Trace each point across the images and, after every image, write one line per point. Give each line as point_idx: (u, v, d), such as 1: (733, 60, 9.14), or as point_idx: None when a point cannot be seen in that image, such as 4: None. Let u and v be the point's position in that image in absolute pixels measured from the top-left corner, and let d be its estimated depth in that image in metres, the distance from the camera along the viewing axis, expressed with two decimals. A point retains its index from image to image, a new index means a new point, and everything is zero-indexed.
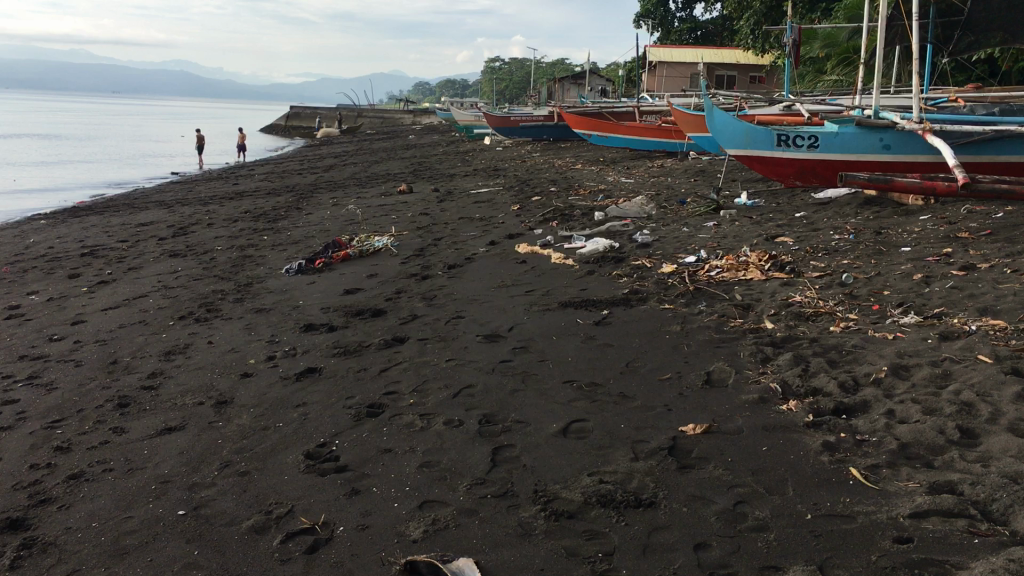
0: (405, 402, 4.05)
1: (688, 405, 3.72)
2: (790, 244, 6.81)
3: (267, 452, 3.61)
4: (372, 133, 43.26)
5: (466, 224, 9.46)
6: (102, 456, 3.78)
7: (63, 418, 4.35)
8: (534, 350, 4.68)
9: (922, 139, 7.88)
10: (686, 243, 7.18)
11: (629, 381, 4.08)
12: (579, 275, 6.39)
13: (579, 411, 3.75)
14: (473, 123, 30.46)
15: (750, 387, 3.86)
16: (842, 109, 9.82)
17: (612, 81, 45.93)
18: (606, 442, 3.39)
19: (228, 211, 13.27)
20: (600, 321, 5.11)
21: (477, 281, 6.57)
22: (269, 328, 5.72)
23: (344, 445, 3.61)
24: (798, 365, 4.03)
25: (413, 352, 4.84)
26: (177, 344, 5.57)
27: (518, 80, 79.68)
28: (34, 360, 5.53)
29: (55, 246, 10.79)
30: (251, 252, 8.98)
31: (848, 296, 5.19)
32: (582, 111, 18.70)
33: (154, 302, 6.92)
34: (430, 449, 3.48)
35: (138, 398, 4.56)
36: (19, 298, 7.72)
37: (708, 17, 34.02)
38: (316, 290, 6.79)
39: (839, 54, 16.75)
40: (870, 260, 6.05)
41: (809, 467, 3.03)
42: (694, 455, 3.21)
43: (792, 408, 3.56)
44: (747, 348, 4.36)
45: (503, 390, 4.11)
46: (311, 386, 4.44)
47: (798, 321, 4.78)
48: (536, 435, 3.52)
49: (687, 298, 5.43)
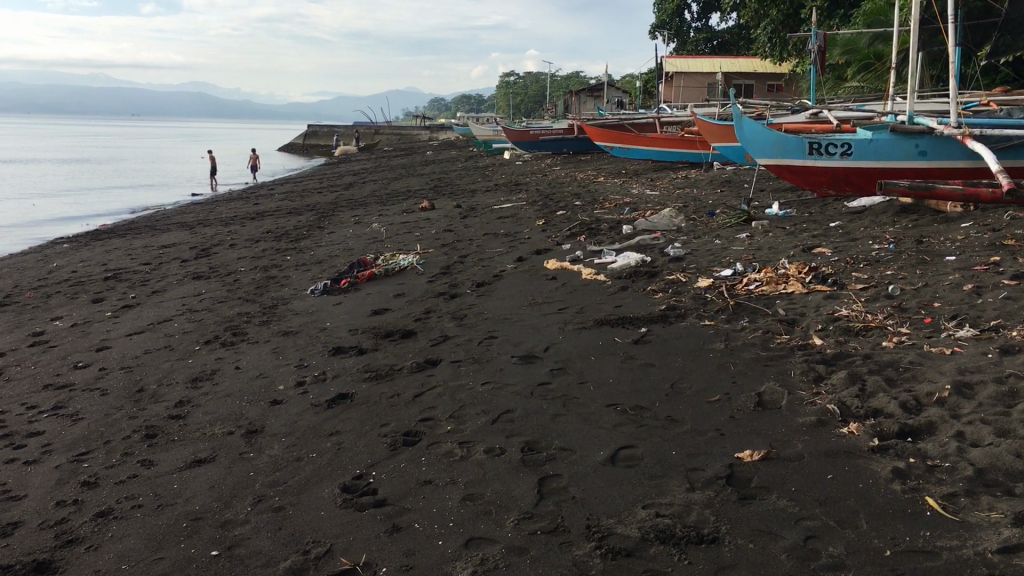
0: (443, 429, 3.88)
1: (742, 429, 3.53)
2: (829, 255, 6.61)
3: (301, 486, 3.45)
4: (389, 150, 43.28)
5: (492, 240, 9.31)
6: (130, 491, 3.64)
7: (89, 451, 4.21)
8: (573, 372, 4.50)
9: (960, 144, 7.72)
10: (720, 256, 6.99)
11: (676, 404, 3.89)
12: (613, 291, 6.22)
13: (627, 437, 3.57)
14: (492, 137, 30.38)
15: (807, 409, 3.66)
16: (873, 115, 9.62)
17: (629, 93, 45.76)
18: (659, 471, 3.21)
19: (250, 231, 13.20)
20: (639, 339, 4.93)
21: (507, 300, 6.40)
22: (297, 352, 5.58)
23: (382, 477, 3.44)
24: (854, 384, 3.83)
25: (448, 375, 4.68)
26: (203, 370, 5.44)
27: (535, 94, 79.63)
28: (59, 390, 5.41)
29: (78, 270, 10.74)
30: (274, 273, 8.85)
31: (897, 309, 4.98)
32: (602, 123, 18.53)
33: (179, 327, 6.80)
34: (473, 480, 3.31)
35: (166, 427, 4.41)
36: (43, 324, 7.63)
37: (724, 26, 33.84)
38: (341, 311, 6.65)
39: (859, 60, 16.55)
40: (915, 271, 5.84)
41: (880, 497, 2.84)
42: (754, 484, 3.02)
43: (853, 431, 3.37)
44: (797, 366, 4.17)
45: (544, 414, 3.93)
46: (344, 413, 4.28)
47: (847, 337, 4.58)
48: (583, 464, 3.34)
49: (727, 314, 5.24)
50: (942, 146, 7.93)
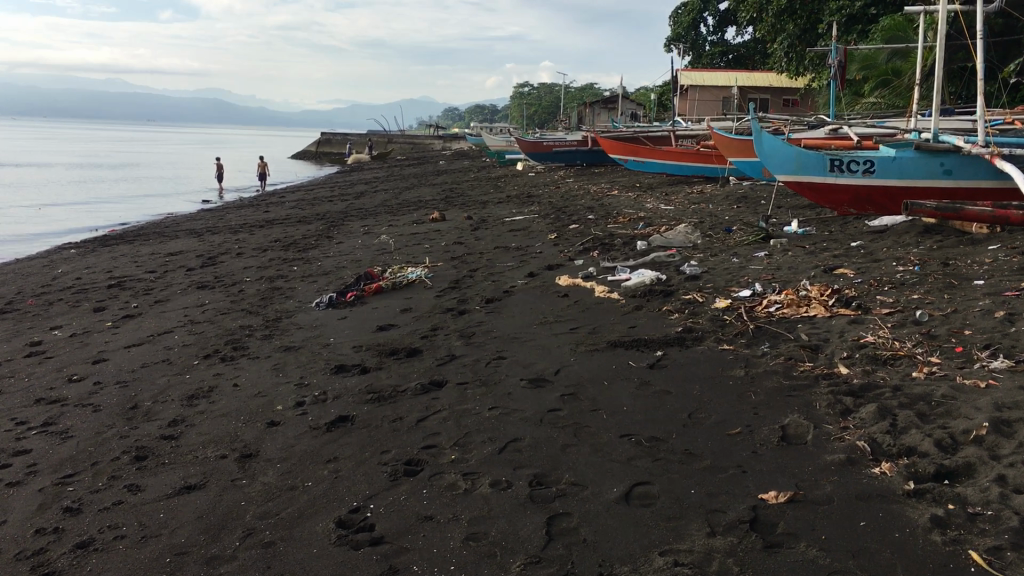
0: (446, 458, 3.67)
1: (766, 466, 3.31)
2: (851, 277, 6.39)
3: (294, 519, 3.24)
4: (402, 159, 43.31)
5: (503, 254, 9.10)
6: (113, 519, 3.44)
7: (75, 473, 4.02)
8: (585, 397, 4.28)
9: (987, 163, 7.49)
10: (738, 275, 6.77)
11: (694, 436, 3.67)
12: (626, 310, 6.01)
13: (641, 472, 3.35)
14: (505, 149, 30.20)
15: (835, 445, 3.43)
16: (897, 132, 9.38)
17: (644, 106, 45.72)
18: (676, 512, 2.98)
19: (258, 239, 13.04)
20: (655, 364, 4.71)
21: (517, 317, 6.20)
22: (298, 369, 5.38)
23: (380, 511, 3.23)
24: (884, 419, 3.60)
25: (454, 399, 4.46)
26: (201, 386, 5.24)
27: (549, 106, 79.60)
28: (51, 405, 5.21)
29: (82, 277, 10.59)
30: (280, 284, 8.68)
31: (926, 337, 4.74)
32: (616, 135, 18.34)
33: (180, 339, 6.61)
34: (476, 518, 3.09)
35: (157, 449, 4.22)
36: (42, 333, 7.47)
37: (740, 40, 33.62)
38: (346, 326, 6.45)
39: (876, 76, 16.35)
40: (942, 295, 5.60)
41: (918, 550, 2.61)
42: (780, 531, 2.79)
43: (886, 471, 3.14)
44: (823, 397, 3.94)
45: (554, 444, 3.71)
46: (343, 438, 4.07)
47: (875, 366, 4.34)
48: (595, 503, 3.12)
49: (747, 338, 5.01)
50: (969, 166, 7.70)
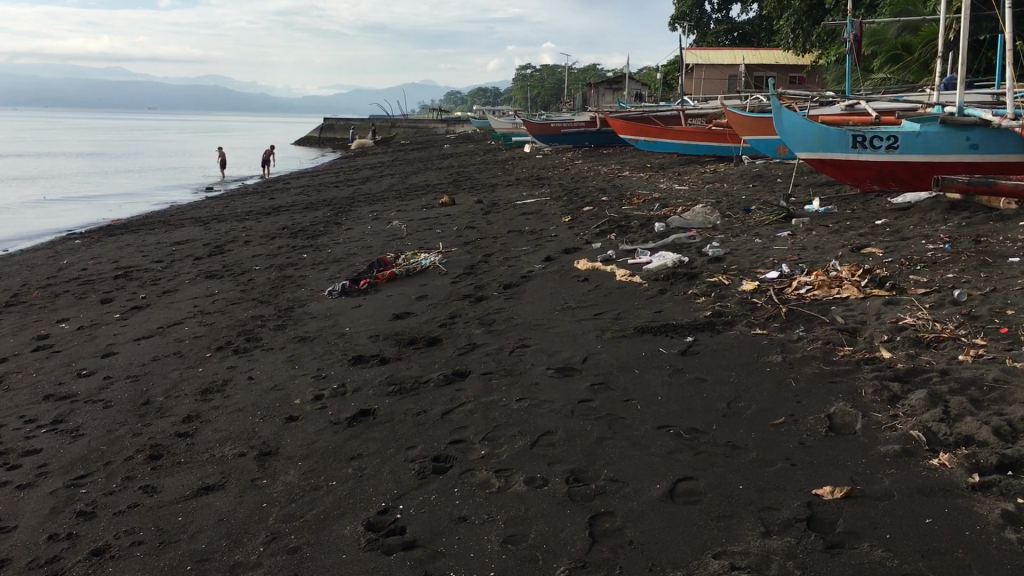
0: (477, 454, 3.50)
1: (815, 458, 3.13)
2: (880, 256, 6.20)
3: (320, 521, 3.08)
4: (406, 143, 43.03)
5: (517, 239, 8.90)
6: (130, 524, 3.28)
7: (87, 474, 3.86)
8: (616, 387, 4.11)
9: (1014, 135, 7.29)
10: (762, 256, 6.58)
11: (736, 427, 3.49)
12: (650, 294, 5.82)
13: (685, 467, 3.17)
14: (511, 132, 29.76)
15: (887, 436, 3.25)
16: (918, 106, 9.16)
17: (649, 86, 45.38)
18: (726, 511, 2.81)
19: (266, 227, 12.85)
20: (686, 350, 4.54)
21: (537, 303, 6.02)
22: (314, 360, 5.21)
23: (410, 512, 3.06)
24: (936, 406, 3.41)
25: (478, 391, 4.29)
26: (214, 380, 5.08)
27: (552, 88, 79.15)
28: (60, 401, 5.06)
29: (88, 267, 10.44)
30: (291, 272, 8.50)
31: (968, 318, 4.54)
32: (625, 116, 18.09)
33: (190, 331, 6.45)
34: (514, 518, 2.92)
35: (172, 447, 4.05)
36: (49, 327, 7.30)
37: (745, 18, 33.24)
38: (362, 314, 6.28)
39: (887, 52, 16.06)
40: (978, 273, 5.40)
41: (992, 548, 2.43)
42: (840, 529, 2.62)
43: (945, 463, 2.95)
44: (868, 384, 3.76)
45: (588, 438, 3.54)
46: (367, 433, 3.90)
47: (918, 349, 4.15)
48: (638, 501, 2.95)
49: (780, 322, 4.82)
50: (995, 139, 7.47)
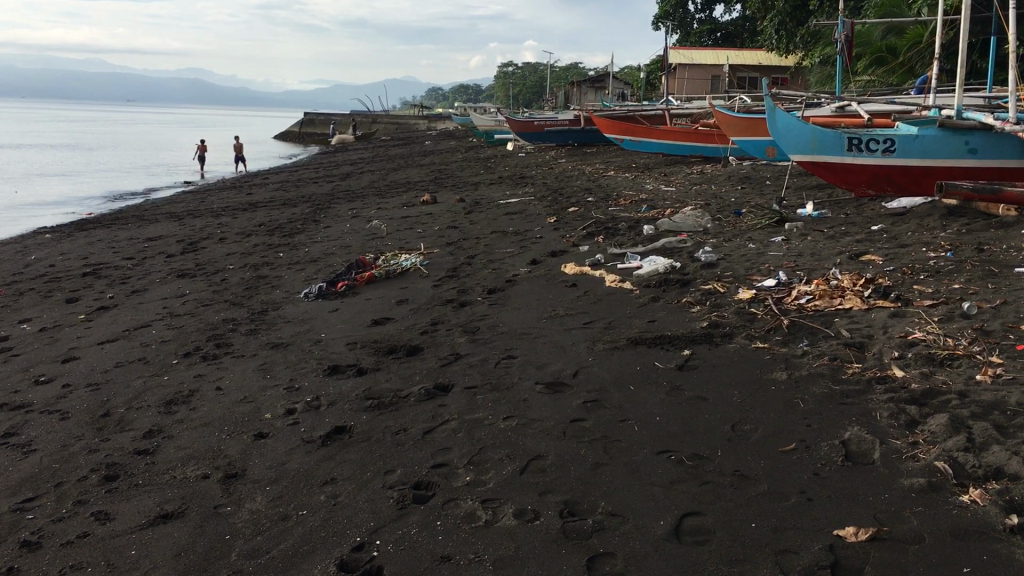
0: (461, 480, 3.21)
1: (834, 492, 2.86)
2: (880, 264, 5.96)
3: (289, 558, 2.78)
4: (385, 140, 42.64)
5: (501, 239, 8.63)
6: (77, 558, 2.97)
7: (36, 498, 3.54)
8: (610, 405, 3.83)
9: (1014, 140, 7.10)
10: (757, 262, 6.32)
11: (743, 454, 3.22)
12: (642, 302, 5.55)
13: (691, 500, 2.89)
14: (493, 129, 29.44)
15: (910, 467, 2.98)
16: (913, 109, 8.93)
17: (632, 83, 45.18)
18: (740, 553, 2.54)
19: (242, 224, 12.48)
20: (683, 365, 4.26)
21: (523, 310, 5.74)
22: (287, 370, 4.90)
23: (389, 548, 2.77)
24: (959, 432, 3.15)
25: (462, 407, 3.99)
26: (180, 390, 4.75)
27: (534, 85, 78.85)
28: (13, 411, 4.71)
29: (55, 264, 10.03)
30: (266, 273, 8.16)
31: (981, 333, 4.27)
32: (610, 114, 17.81)
33: (158, 335, 6.10)
34: (503, 559, 2.63)
35: (130, 467, 3.73)
36: (8, 328, 6.92)
37: (728, 19, 33.14)
38: (339, 319, 5.96)
39: (872, 54, 15.73)
40: (986, 284, 5.15)
41: None
42: None
43: (977, 500, 2.69)
44: (883, 407, 3.50)
45: (583, 464, 3.26)
46: (342, 454, 3.61)
47: (931, 368, 3.88)
48: (641, 540, 2.67)
49: (782, 335, 4.56)
50: (995, 144, 7.27)
